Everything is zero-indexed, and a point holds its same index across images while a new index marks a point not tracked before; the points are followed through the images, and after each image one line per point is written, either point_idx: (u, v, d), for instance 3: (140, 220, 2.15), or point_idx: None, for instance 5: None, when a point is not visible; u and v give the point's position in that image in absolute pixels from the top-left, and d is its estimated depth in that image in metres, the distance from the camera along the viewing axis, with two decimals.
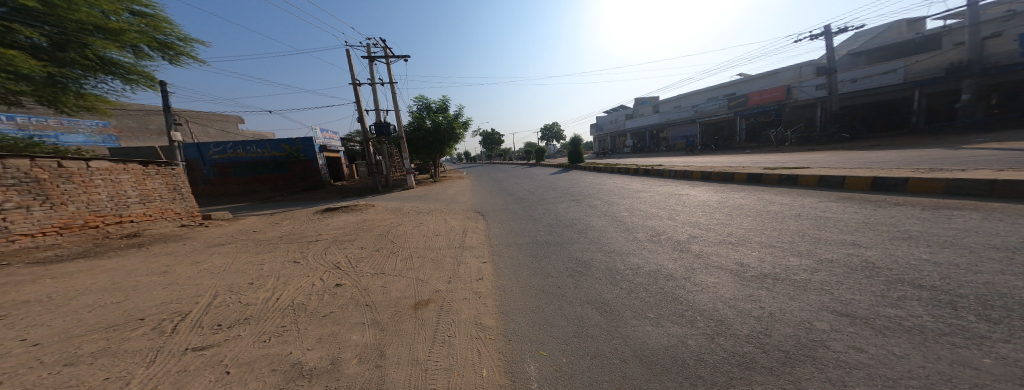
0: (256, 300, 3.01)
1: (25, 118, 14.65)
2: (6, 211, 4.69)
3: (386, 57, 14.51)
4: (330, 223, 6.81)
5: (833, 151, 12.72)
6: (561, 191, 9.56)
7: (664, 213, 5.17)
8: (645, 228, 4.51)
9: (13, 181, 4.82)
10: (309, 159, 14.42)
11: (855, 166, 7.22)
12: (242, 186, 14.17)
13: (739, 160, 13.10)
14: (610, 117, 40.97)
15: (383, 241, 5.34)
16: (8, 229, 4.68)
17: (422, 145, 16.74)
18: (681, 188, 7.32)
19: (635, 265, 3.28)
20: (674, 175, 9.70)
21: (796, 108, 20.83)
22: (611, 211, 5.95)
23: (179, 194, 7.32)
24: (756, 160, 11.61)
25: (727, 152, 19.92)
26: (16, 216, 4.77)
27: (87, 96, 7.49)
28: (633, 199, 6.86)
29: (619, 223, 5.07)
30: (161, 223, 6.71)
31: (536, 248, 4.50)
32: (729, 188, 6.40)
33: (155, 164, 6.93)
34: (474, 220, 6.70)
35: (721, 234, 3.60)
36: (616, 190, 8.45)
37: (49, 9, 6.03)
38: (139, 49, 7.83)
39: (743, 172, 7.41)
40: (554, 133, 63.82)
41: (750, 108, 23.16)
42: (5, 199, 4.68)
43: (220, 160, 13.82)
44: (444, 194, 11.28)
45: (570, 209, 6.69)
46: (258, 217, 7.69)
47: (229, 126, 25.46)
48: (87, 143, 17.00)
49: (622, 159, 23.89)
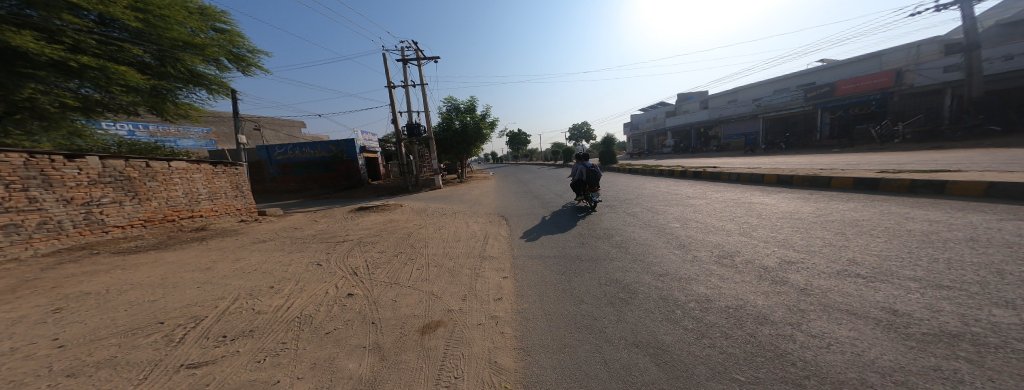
0: (267, 307, 2.92)
1: (153, 127, 18.04)
2: (103, 205, 5.48)
3: (418, 58, 14.81)
4: (361, 224, 6.90)
5: (971, 149, 9.76)
6: (592, 195, 8.71)
7: (730, 226, 4.18)
8: (707, 245, 3.62)
9: (110, 179, 5.60)
10: (351, 159, 15.41)
11: (994, 169, 5.39)
12: (298, 184, 15.63)
13: (818, 160, 10.77)
14: (647, 115, 37.73)
15: (403, 246, 5.18)
16: (104, 221, 5.48)
17: (450, 145, 17.00)
18: (746, 194, 6.08)
19: (702, 296, 2.49)
20: (736, 178, 8.18)
21: (909, 96, 16.82)
22: (658, 221, 5.06)
23: (240, 191, 8.15)
24: (835, 162, 9.53)
25: (808, 152, 16.69)
26: (110, 209, 5.56)
27: (183, 105, 8.63)
28: (686, 206, 5.84)
29: (667, 236, 4.23)
30: (224, 218, 7.52)
31: (565, 262, 3.90)
32: (825, 196, 5.02)
33: (222, 164, 7.75)
34: (498, 225, 6.26)
35: (829, 261, 2.65)
36: (661, 195, 7.39)
37: (153, 29, 6.98)
38: (221, 62, 8.88)
39: (828, 176, 5.95)
40: (586, 133, 61.01)
41: (838, 99, 19.31)
42: (103, 195, 5.47)
43: (282, 161, 15.42)
44: (470, 195, 11.12)
45: (604, 216, 5.91)
46: (303, 214, 8.19)
47: (293, 131, 28.44)
48: (196, 147, 20.41)
49: (670, 160, 21.50)
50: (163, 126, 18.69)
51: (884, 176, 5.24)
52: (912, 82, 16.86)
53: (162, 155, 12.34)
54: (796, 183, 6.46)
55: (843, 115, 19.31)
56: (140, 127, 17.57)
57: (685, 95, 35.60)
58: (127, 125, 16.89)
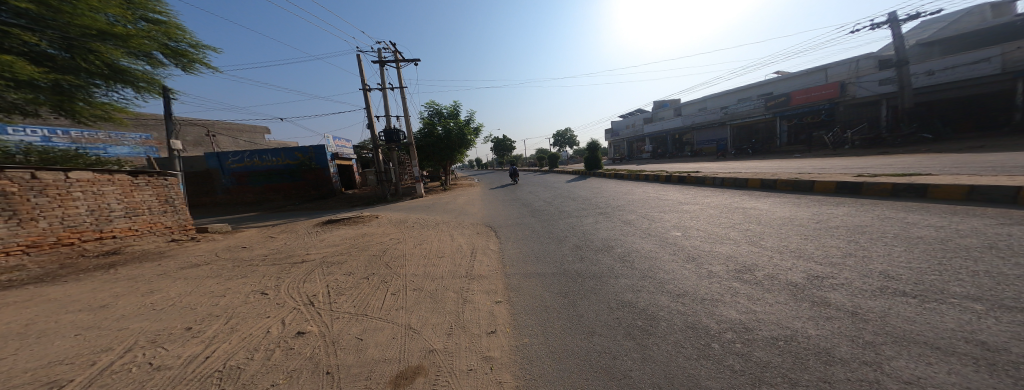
0: (174, 360, 2.17)
1: (77, 132, 15.63)
2: None
3: (397, 61, 14.09)
4: (327, 239, 6.07)
5: (916, 155, 10.69)
6: (582, 201, 8.44)
7: (735, 234, 3.95)
8: (721, 256, 3.32)
9: None
10: (321, 167, 14.15)
11: (966, 173, 5.65)
12: (257, 194, 14.08)
13: (791, 165, 11.29)
14: (624, 122, 39.06)
15: (376, 265, 4.50)
16: None
17: (432, 152, 16.15)
18: (736, 199, 6.01)
19: (737, 323, 2.12)
20: (721, 183, 8.23)
21: (852, 107, 18.44)
22: (655, 229, 4.78)
23: (172, 206, 6.96)
24: (808, 167, 9.99)
25: (772, 157, 17.80)
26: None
27: (103, 105, 7.35)
28: (680, 212, 5.64)
29: (672, 246, 3.92)
30: (149, 237, 6.35)
31: (567, 280, 3.48)
32: (818, 201, 4.99)
33: (145, 174, 6.58)
34: (486, 238, 5.72)
35: (861, 276, 2.38)
36: (651, 200, 7.24)
37: (56, 15, 5.77)
38: (154, 57, 7.64)
39: (811, 180, 6.04)
40: (569, 139, 61.99)
41: (793, 108, 20.85)
42: None
43: (238, 170, 13.84)
44: (452, 203, 10.48)
45: (600, 224, 5.57)
46: (257, 230, 7.18)
47: (255, 137, 26.30)
48: (130, 155, 17.56)
49: (648, 166, 22.17)
50: (90, 131, 16.35)
51: (866, 180, 5.34)
52: (853, 93, 18.29)
53: (85, 164, 10.58)
54: (780, 187, 6.52)
55: (798, 123, 20.86)
56: (60, 133, 15.18)
57: (659, 103, 37.13)
58: (41, 130, 14.43)
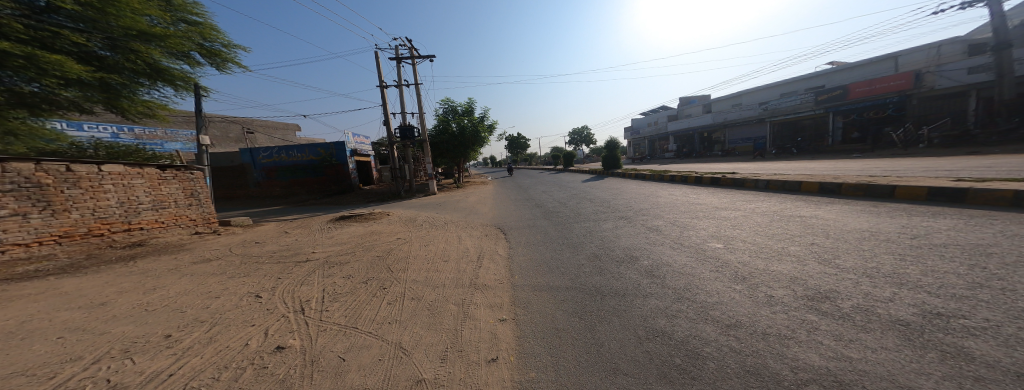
0: (134, 377, 1.89)
1: (139, 129, 17.10)
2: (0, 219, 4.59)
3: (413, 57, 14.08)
4: (336, 237, 5.94)
5: (1016, 155, 8.88)
6: (599, 203, 7.82)
7: (793, 249, 3.24)
8: (779, 277, 2.64)
9: (11, 186, 4.71)
10: (340, 163, 14.49)
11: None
12: (284, 189, 14.68)
13: (849, 166, 9.90)
14: (648, 119, 37.11)
15: (378, 268, 4.26)
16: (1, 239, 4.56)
17: (448, 149, 16.03)
18: (786, 206, 5.15)
19: (823, 374, 1.49)
20: (765, 186, 7.24)
21: (928, 100, 16.05)
22: (689, 238, 4.11)
23: (196, 199, 7.28)
24: (867, 169, 8.67)
25: (826, 157, 15.84)
26: (10, 224, 4.66)
27: (146, 103, 7.70)
28: (719, 219, 4.89)
29: (712, 261, 3.27)
30: (174, 229, 6.69)
31: (584, 298, 2.98)
32: (903, 211, 4.07)
33: (172, 168, 6.90)
34: (495, 241, 5.31)
35: (1008, 317, 1.67)
36: (682, 204, 6.47)
37: (103, 17, 6.09)
38: (190, 57, 7.95)
39: (888, 184, 5.03)
40: (586, 137, 60.37)
41: (851, 102, 18.55)
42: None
43: (267, 165, 14.51)
44: (466, 202, 10.19)
45: (621, 230, 4.97)
46: (275, 225, 7.27)
47: (287, 134, 27.72)
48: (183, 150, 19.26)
49: (675, 165, 20.74)
50: (150, 127, 17.61)
51: (969, 185, 4.32)
52: (932, 84, 16.00)
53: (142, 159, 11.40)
54: (843, 193, 5.54)
55: (856, 118, 18.53)
56: (127, 130, 16.70)
57: (687, 99, 34.94)
58: (111, 127, 16.04)
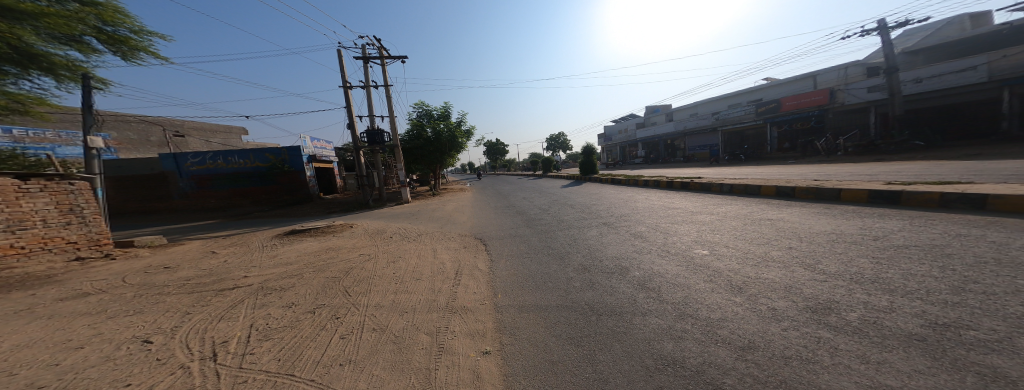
0: None
1: (21, 130, 13.83)
2: None
3: (382, 57, 13.06)
4: (283, 255, 5.07)
5: (917, 162, 10.49)
6: (581, 209, 7.71)
7: (776, 254, 3.23)
8: (776, 286, 2.55)
9: None
10: (296, 170, 12.98)
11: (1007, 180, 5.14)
12: (220, 200, 12.75)
13: (805, 170, 10.89)
14: (618, 127, 38.97)
15: (335, 292, 3.59)
16: None
17: (422, 155, 15.15)
18: (750, 209, 5.39)
19: None
20: (729, 189, 7.65)
21: (841, 114, 18.62)
22: (674, 245, 4.04)
23: (79, 216, 5.56)
24: (811, 173, 9.66)
25: (767, 163, 17.68)
26: None
27: (13, 96, 6.10)
28: (697, 224, 4.94)
29: (706, 271, 3.14)
30: (43, 256, 4.96)
31: (577, 319, 2.66)
32: (860, 212, 4.36)
33: (38, 177, 5.17)
34: (474, 254, 4.86)
35: (1013, 325, 1.63)
36: (658, 209, 6.56)
37: None
38: (83, 42, 6.41)
39: (835, 188, 5.48)
40: (561, 143, 61.83)
41: (783, 115, 20.96)
42: None
43: (197, 172, 12.50)
44: (441, 210, 9.55)
45: (606, 238, 4.80)
46: (202, 244, 6.12)
47: (229, 138, 24.69)
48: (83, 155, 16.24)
49: (641, 171, 21.91)
50: (38, 129, 14.54)
51: (902, 188, 4.79)
52: (842, 100, 18.45)
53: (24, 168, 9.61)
54: (798, 195, 5.96)
55: (788, 129, 20.97)
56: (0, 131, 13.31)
57: (651, 108, 37.16)
58: None
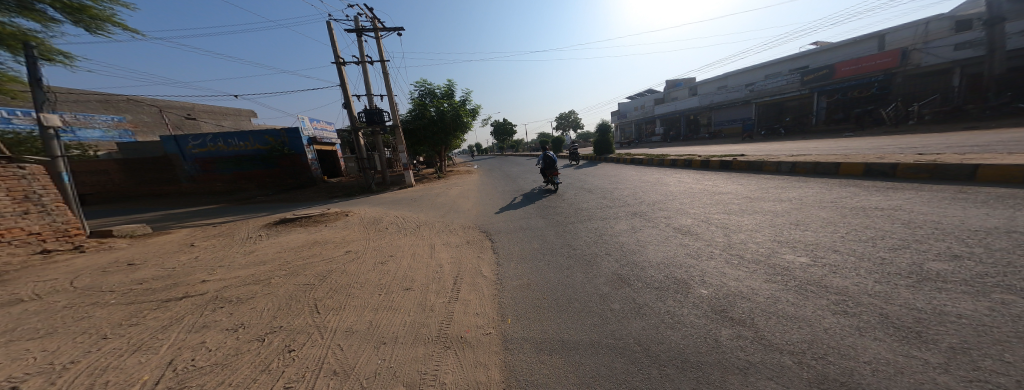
0: None
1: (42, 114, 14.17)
2: None
3: (377, 29, 11.82)
4: (260, 250, 4.37)
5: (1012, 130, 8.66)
6: (600, 194, 6.64)
7: (938, 269, 2.07)
8: (997, 337, 1.42)
9: None
10: (297, 153, 12.44)
11: None
12: (226, 183, 12.55)
13: (869, 144, 9.19)
14: (634, 102, 36.25)
15: (301, 305, 2.83)
16: None
17: (425, 136, 14.18)
18: (834, 194, 4.10)
19: None
20: (788, 169, 6.25)
21: (911, 78, 16.06)
22: (745, 246, 2.87)
23: (37, 205, 5.10)
24: (879, 147, 8.05)
25: (817, 137, 15.48)
26: None
27: None
28: (768, 213, 3.72)
29: (822, 293, 2.01)
30: (5, 249, 4.49)
31: (627, 374, 1.67)
32: (1018, 200, 3.06)
33: None
34: (479, 253, 4.03)
35: None
36: (703, 195, 5.32)
37: None
38: (36, 9, 5.76)
39: (962, 162, 4.09)
40: (573, 121, 59.27)
41: (836, 82, 18.37)
42: None
43: (200, 155, 12.31)
44: (445, 195, 8.71)
45: (643, 234, 3.76)
46: (187, 233, 5.58)
47: (240, 121, 24.66)
48: (103, 139, 16.57)
49: (662, 150, 20.15)
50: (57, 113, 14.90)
51: None
52: (917, 62, 15.87)
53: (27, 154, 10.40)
54: (898, 176, 4.59)
55: (841, 98, 18.42)
56: (22, 114, 13.33)
57: (673, 81, 34.27)
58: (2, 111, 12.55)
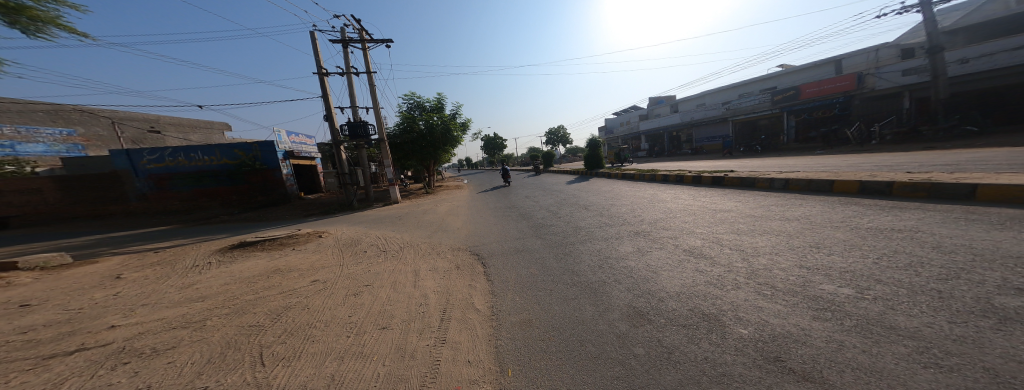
0: None
1: None
2: None
3: (363, 40, 11.43)
4: (202, 282, 3.64)
5: (966, 150, 9.37)
6: (597, 211, 6.34)
7: (1013, 306, 1.60)
8: None
9: None
10: (270, 168, 11.56)
11: None
12: (184, 201, 11.40)
13: (851, 161, 9.55)
14: (621, 118, 37.68)
15: (239, 357, 2.18)
16: None
17: (412, 150, 13.64)
18: (837, 214, 3.92)
19: None
20: (782, 186, 6.21)
21: (868, 100, 17.29)
22: (772, 275, 2.49)
23: None
24: (865, 164, 8.29)
25: (791, 154, 16.29)
26: None
27: None
28: (781, 235, 3.43)
29: (893, 336, 1.52)
30: None
31: None
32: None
33: None
34: (470, 280, 3.53)
35: None
36: (703, 214, 5.10)
37: None
38: None
39: (959, 182, 4.02)
40: (561, 137, 60.16)
41: (802, 102, 19.61)
42: None
43: (155, 171, 11.20)
44: (432, 213, 8.17)
45: (654, 261, 3.41)
46: (119, 262, 4.75)
47: (212, 136, 23.32)
48: (48, 154, 15.17)
49: (648, 165, 20.64)
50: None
51: None
52: (871, 85, 17.17)
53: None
54: (895, 194, 4.53)
55: (807, 118, 19.64)
56: None
57: (654, 99, 35.73)
58: None
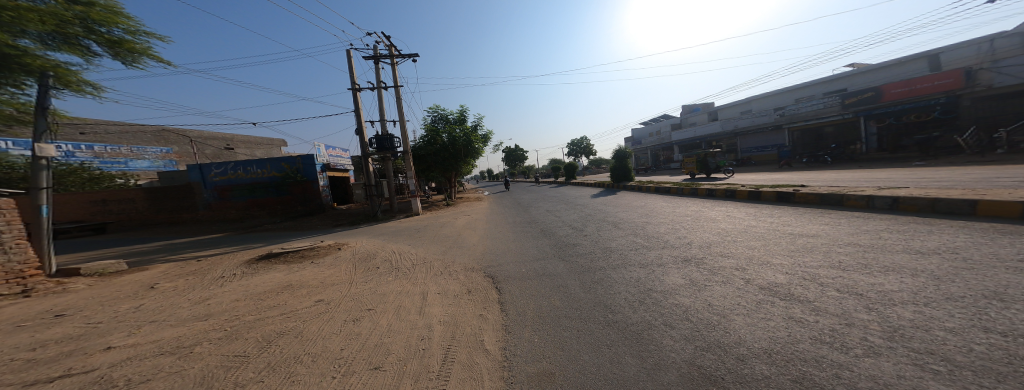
0: None
1: (101, 147, 15.71)
2: None
3: (392, 56, 11.86)
4: (217, 297, 3.53)
5: None
6: (630, 230, 5.52)
7: None
8: None
9: None
10: (308, 180, 12.29)
11: None
12: (240, 211, 12.48)
13: (958, 175, 7.69)
14: (650, 128, 35.65)
15: None
16: None
17: (433, 162, 13.79)
18: (994, 249, 2.82)
19: None
20: (882, 206, 4.99)
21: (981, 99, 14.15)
22: (933, 340, 1.65)
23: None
24: (978, 179, 6.59)
25: (878, 166, 13.64)
26: None
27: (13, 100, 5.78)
28: (916, 276, 2.48)
29: None
30: None
31: None
32: None
33: None
34: (482, 309, 3.02)
35: None
36: (775, 238, 4.10)
37: None
38: (77, 43, 6.00)
39: None
40: (585, 148, 58.40)
41: (886, 105, 16.73)
42: None
43: (220, 183, 12.45)
44: (451, 226, 7.87)
45: (718, 301, 2.60)
46: (162, 270, 4.96)
47: (271, 151, 25.95)
48: (151, 168, 17.78)
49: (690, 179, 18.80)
50: (114, 145, 16.29)
51: None
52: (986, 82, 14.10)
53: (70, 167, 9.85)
54: None
55: (894, 123, 16.69)
56: (83, 148, 15.09)
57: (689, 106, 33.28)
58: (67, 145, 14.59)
